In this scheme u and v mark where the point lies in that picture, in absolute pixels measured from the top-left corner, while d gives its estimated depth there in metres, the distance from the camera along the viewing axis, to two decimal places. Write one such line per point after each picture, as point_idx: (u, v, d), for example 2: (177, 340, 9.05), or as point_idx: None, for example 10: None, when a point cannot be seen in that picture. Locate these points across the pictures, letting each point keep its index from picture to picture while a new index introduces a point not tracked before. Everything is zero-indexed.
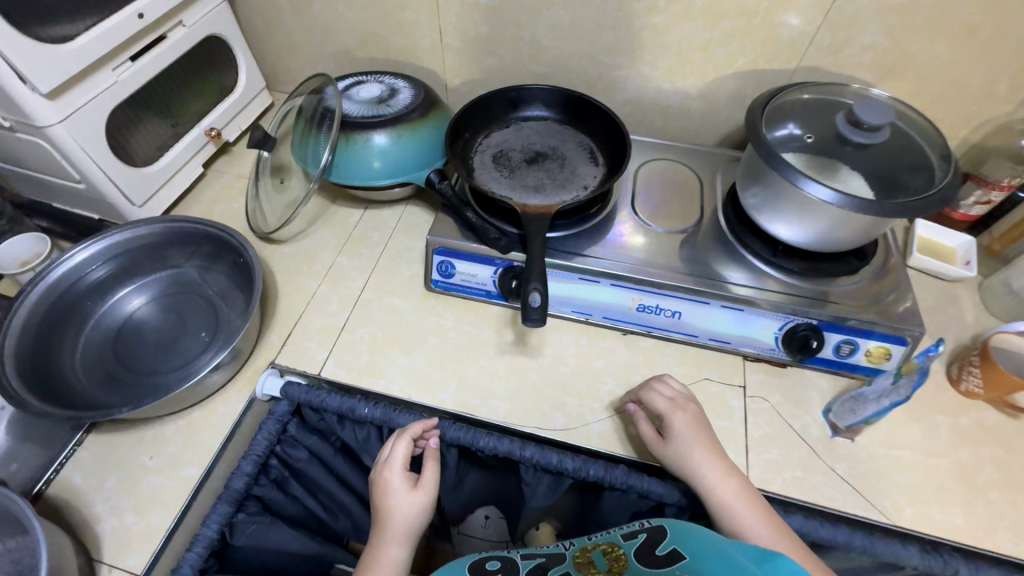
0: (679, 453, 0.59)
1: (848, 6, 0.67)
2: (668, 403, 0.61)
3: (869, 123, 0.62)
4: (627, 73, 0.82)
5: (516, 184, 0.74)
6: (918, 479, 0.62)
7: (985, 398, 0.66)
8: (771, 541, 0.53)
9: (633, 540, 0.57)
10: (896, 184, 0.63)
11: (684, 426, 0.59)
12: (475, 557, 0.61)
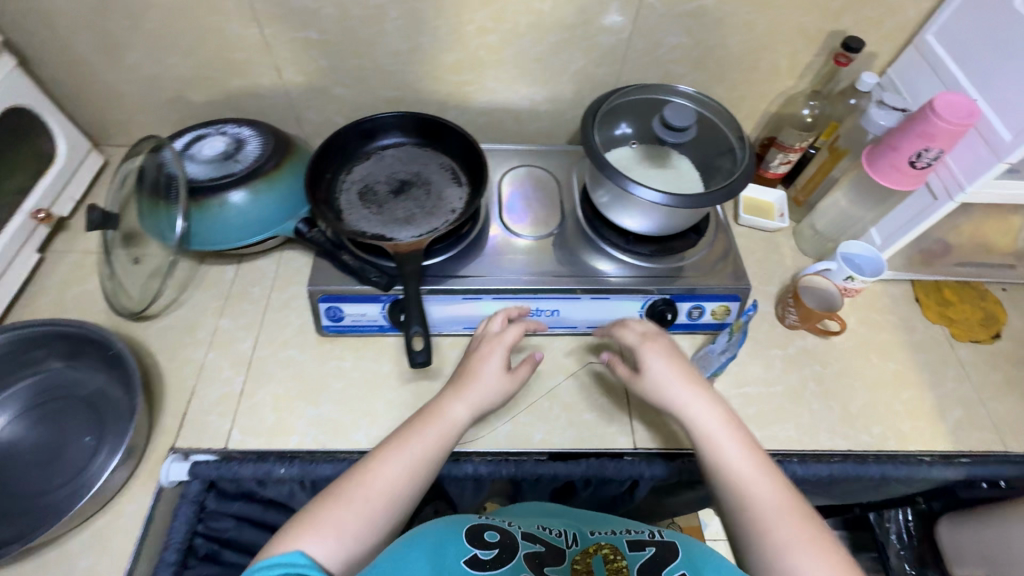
0: (654, 382, 0.67)
1: (651, 15, 0.75)
2: (636, 333, 0.71)
3: (677, 125, 0.71)
4: (475, 88, 0.86)
5: (387, 218, 0.76)
6: (763, 408, 0.76)
7: (805, 327, 0.82)
8: (757, 477, 0.60)
9: (637, 555, 0.62)
10: (711, 168, 0.76)
11: (657, 361, 0.67)
12: (473, 525, 0.61)
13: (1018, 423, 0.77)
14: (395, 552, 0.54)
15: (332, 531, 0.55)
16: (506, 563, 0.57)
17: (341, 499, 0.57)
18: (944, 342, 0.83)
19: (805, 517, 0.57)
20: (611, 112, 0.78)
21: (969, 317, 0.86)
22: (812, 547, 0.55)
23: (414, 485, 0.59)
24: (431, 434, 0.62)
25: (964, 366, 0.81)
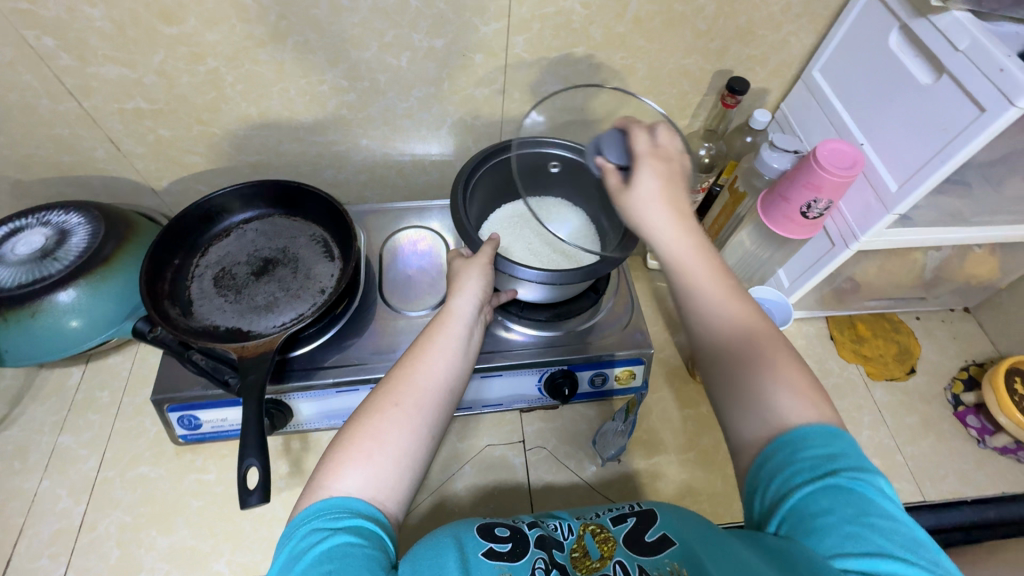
0: (639, 200, 0.51)
1: (521, 66, 0.69)
2: (664, 145, 0.55)
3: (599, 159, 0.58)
4: (346, 147, 0.78)
5: (245, 306, 0.67)
6: (673, 480, 0.71)
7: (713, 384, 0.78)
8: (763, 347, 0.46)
9: (621, 523, 0.52)
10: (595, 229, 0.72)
11: (651, 176, 0.52)
12: (481, 520, 0.52)
13: (934, 469, 0.74)
14: (426, 549, 0.47)
15: (373, 459, 0.48)
16: (524, 555, 0.48)
17: (384, 412, 0.51)
18: (859, 384, 0.80)
19: (774, 345, 0.46)
20: (491, 177, 0.71)
21: (884, 354, 0.83)
22: (795, 386, 0.44)
23: (442, 416, 0.53)
24: (448, 358, 0.56)
25: (879, 409, 0.78)
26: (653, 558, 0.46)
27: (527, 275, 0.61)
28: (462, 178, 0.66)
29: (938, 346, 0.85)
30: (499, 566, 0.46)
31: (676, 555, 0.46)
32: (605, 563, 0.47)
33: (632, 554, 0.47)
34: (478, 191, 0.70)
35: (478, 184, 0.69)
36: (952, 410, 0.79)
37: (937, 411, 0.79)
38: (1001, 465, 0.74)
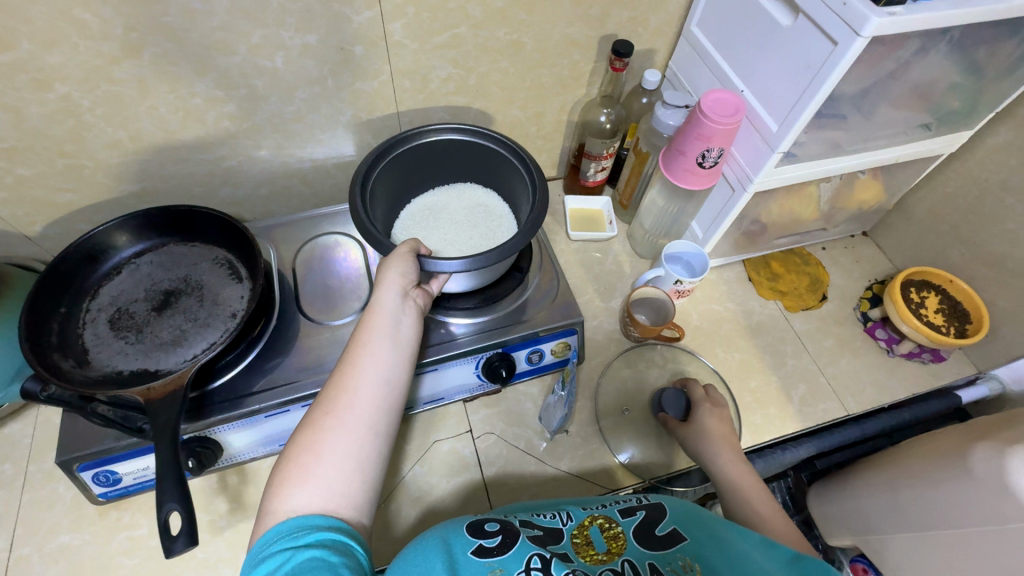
0: (698, 433, 0.67)
1: (405, 52, 0.67)
2: (715, 396, 0.71)
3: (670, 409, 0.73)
4: (238, 161, 0.74)
5: (150, 345, 0.62)
6: (620, 441, 0.73)
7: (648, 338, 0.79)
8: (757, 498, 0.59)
9: (628, 518, 0.56)
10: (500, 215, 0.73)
11: (710, 419, 0.67)
12: (471, 519, 0.53)
13: (854, 384, 0.79)
14: (413, 557, 0.48)
15: (318, 472, 0.47)
16: (514, 546, 0.49)
17: (320, 425, 0.49)
18: (779, 318, 0.85)
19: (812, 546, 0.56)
20: (392, 174, 0.69)
21: (798, 287, 0.88)
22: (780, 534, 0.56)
23: (386, 414, 0.52)
24: (380, 357, 0.54)
25: (799, 338, 0.83)
26: (663, 553, 0.52)
27: (442, 267, 0.59)
28: (359, 178, 0.63)
29: (844, 272, 0.91)
30: (489, 562, 0.47)
31: (687, 549, 0.53)
32: (612, 557, 0.52)
33: (643, 551, 0.53)
34: (381, 189, 0.68)
35: (380, 181, 0.66)
36: (863, 327, 0.85)
37: (850, 331, 0.85)
38: (910, 370, 0.81)
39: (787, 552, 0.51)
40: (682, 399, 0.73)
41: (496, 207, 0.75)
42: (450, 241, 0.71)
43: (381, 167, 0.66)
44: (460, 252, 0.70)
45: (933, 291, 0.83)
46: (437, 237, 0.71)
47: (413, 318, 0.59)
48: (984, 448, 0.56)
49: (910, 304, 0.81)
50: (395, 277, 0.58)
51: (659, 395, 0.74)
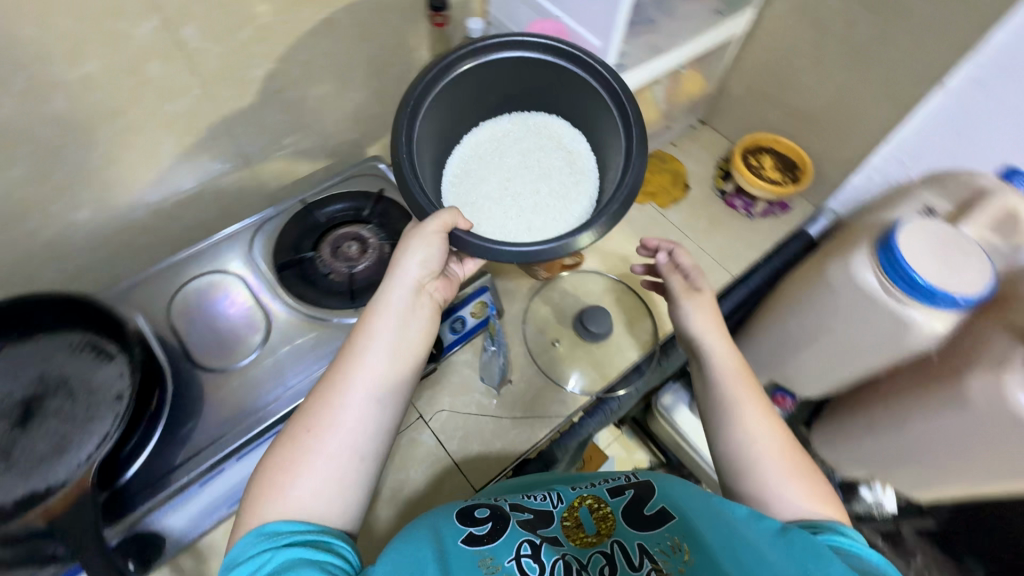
0: (681, 314, 0.62)
1: (211, 57, 0.60)
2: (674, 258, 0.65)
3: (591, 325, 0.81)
4: (57, 229, 0.64)
5: (28, 466, 0.54)
6: (561, 371, 0.78)
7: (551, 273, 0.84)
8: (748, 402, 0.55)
9: (619, 496, 0.57)
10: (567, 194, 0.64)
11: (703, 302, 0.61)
12: (461, 505, 0.55)
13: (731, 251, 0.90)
14: (405, 542, 0.48)
15: (296, 490, 0.44)
16: (506, 534, 0.51)
17: (300, 443, 0.47)
18: (656, 216, 0.93)
19: (792, 451, 0.53)
20: (444, 108, 0.60)
21: (663, 183, 0.97)
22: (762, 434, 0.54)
23: (375, 427, 0.49)
24: (380, 360, 0.51)
25: (678, 229, 0.93)
26: (654, 533, 0.51)
27: (490, 250, 0.49)
28: (399, 138, 0.53)
29: (695, 159, 1.02)
30: (481, 552, 0.48)
31: (676, 530, 0.51)
32: (602, 538, 0.52)
33: (635, 533, 0.52)
34: (431, 130, 0.59)
35: (429, 125, 0.58)
36: (723, 202, 0.96)
37: (715, 208, 0.95)
38: (768, 224, 0.94)
39: (774, 525, 0.47)
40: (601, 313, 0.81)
41: (581, 154, 0.65)
42: (503, 199, 0.65)
43: (427, 111, 0.57)
44: (513, 215, 0.63)
45: (764, 153, 0.95)
46: (486, 194, 0.65)
47: (421, 319, 0.54)
48: (831, 264, 0.66)
49: (751, 170, 0.93)
50: (413, 264, 0.53)
51: (582, 317, 0.81)
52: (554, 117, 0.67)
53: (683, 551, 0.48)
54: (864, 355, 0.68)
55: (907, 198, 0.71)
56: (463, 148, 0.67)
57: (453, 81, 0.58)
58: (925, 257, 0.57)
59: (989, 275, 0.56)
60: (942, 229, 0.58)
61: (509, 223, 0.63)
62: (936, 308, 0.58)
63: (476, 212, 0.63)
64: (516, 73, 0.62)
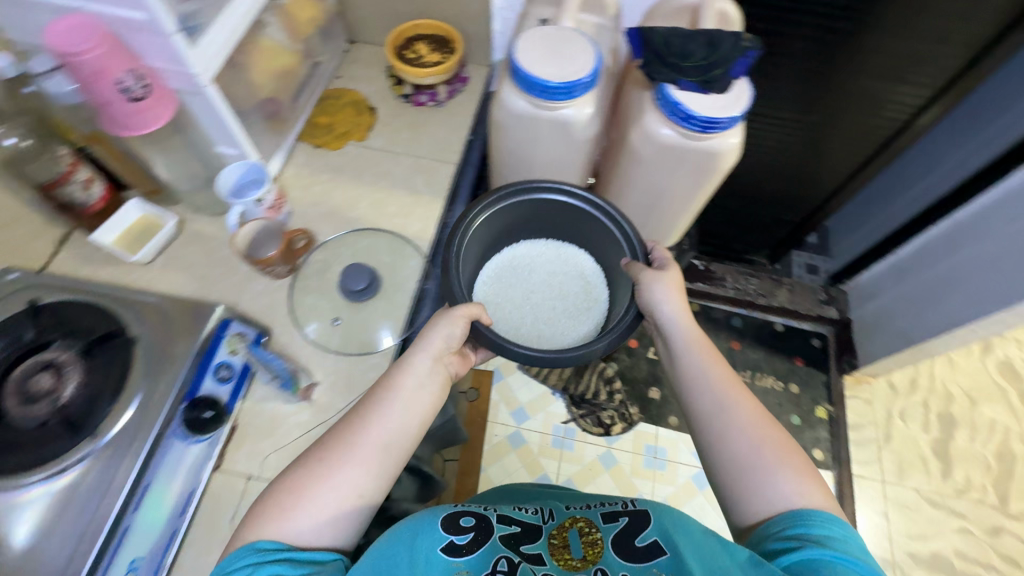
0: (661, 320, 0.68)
1: None
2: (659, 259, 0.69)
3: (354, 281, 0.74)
4: None
5: None
6: (359, 339, 0.74)
7: (291, 263, 0.77)
8: (719, 387, 0.66)
9: (611, 523, 0.65)
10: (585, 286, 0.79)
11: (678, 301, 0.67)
12: (449, 510, 0.61)
13: (443, 142, 0.91)
14: (386, 550, 0.56)
15: (296, 526, 0.53)
16: (484, 546, 0.59)
17: (316, 477, 0.55)
18: (363, 151, 0.90)
19: (775, 430, 0.63)
20: (481, 237, 0.72)
21: (349, 118, 0.92)
22: (744, 427, 0.62)
23: (378, 477, 0.57)
24: (394, 413, 0.59)
25: (388, 151, 0.90)
26: (642, 565, 0.59)
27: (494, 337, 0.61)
28: (450, 243, 0.66)
29: (366, 79, 0.97)
30: (457, 562, 0.56)
31: (664, 564, 0.58)
32: (585, 563, 0.61)
33: (620, 562, 0.61)
34: (483, 226, 0.71)
35: (482, 229, 0.69)
36: (413, 104, 0.95)
37: (408, 115, 0.94)
38: (462, 102, 0.95)
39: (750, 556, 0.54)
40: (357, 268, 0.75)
41: (593, 284, 0.78)
42: (515, 289, 0.78)
43: (490, 209, 0.69)
44: (535, 318, 0.77)
45: (417, 41, 0.94)
46: (510, 297, 0.77)
47: (434, 385, 0.62)
48: (491, 110, 0.67)
49: (414, 65, 0.93)
50: (424, 342, 0.61)
51: (341, 280, 0.75)
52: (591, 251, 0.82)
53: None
54: (567, 165, 0.73)
55: (525, 19, 0.75)
56: (501, 257, 0.79)
57: (478, 219, 0.68)
58: (542, 62, 0.61)
59: (593, 51, 0.63)
60: (545, 34, 0.63)
61: (536, 330, 0.76)
62: (577, 97, 0.63)
63: (496, 306, 0.76)
64: (556, 218, 0.75)
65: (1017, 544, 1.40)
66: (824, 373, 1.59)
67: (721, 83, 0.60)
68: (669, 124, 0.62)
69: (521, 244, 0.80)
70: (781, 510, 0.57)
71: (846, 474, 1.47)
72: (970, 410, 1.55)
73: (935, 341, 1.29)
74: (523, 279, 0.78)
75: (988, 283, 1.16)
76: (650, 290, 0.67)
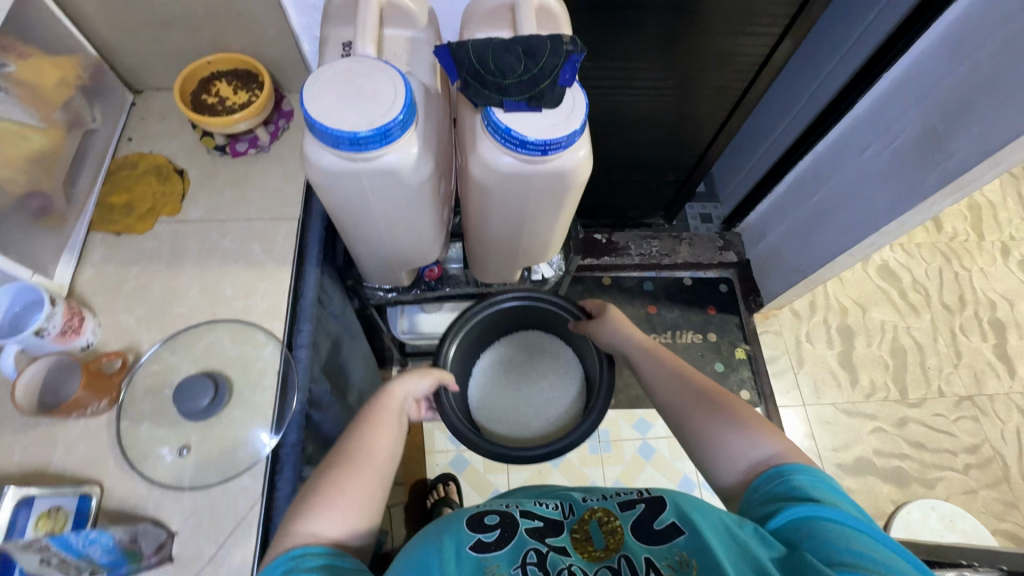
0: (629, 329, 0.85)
1: None
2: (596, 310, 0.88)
3: (195, 402, 0.62)
4: None
5: None
6: (218, 463, 0.62)
7: (106, 393, 0.62)
8: (668, 371, 0.78)
9: (628, 513, 0.66)
10: (523, 365, 1.02)
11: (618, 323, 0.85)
12: (474, 510, 0.66)
13: (277, 194, 0.78)
14: (420, 557, 0.58)
15: (326, 517, 0.56)
16: (512, 542, 0.61)
17: (378, 440, 0.66)
18: (180, 227, 0.75)
19: (724, 392, 0.72)
20: (462, 355, 0.94)
21: (151, 190, 0.76)
22: (701, 394, 0.72)
23: (385, 463, 0.64)
24: (395, 435, 0.67)
25: (211, 220, 0.76)
26: (663, 547, 0.60)
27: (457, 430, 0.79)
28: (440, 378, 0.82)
29: (166, 136, 0.81)
30: (486, 557, 0.59)
31: (683, 543, 0.58)
32: (608, 551, 0.62)
33: (642, 546, 0.61)
34: (459, 348, 0.90)
35: (454, 355, 0.88)
36: (231, 156, 0.80)
37: (227, 170, 0.79)
38: (290, 141, 0.81)
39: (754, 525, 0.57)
40: (195, 383, 0.62)
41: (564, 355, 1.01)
42: (540, 381, 1.01)
43: (457, 339, 0.87)
44: (483, 408, 0.98)
45: (216, 78, 0.78)
46: (509, 390, 1.02)
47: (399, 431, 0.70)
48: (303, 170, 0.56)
49: (215, 109, 0.77)
50: (398, 389, 0.74)
51: (178, 399, 0.62)
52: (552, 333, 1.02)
53: (691, 564, 0.56)
54: (412, 210, 0.63)
55: (325, 47, 0.63)
56: (486, 358, 1.03)
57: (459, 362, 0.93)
58: (339, 109, 0.51)
59: (402, 80, 0.53)
60: (343, 69, 0.53)
61: (507, 408, 1.00)
62: (396, 141, 0.53)
63: (489, 398, 1.00)
64: (489, 332, 0.99)
65: (923, 428, 1.54)
66: (736, 315, 1.65)
67: (550, 97, 0.53)
68: (507, 151, 0.55)
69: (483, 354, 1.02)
70: (763, 467, 0.63)
71: (772, 407, 1.54)
72: (863, 317, 1.68)
73: (823, 269, 1.34)
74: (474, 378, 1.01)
75: (858, 210, 1.20)
76: (598, 327, 0.85)
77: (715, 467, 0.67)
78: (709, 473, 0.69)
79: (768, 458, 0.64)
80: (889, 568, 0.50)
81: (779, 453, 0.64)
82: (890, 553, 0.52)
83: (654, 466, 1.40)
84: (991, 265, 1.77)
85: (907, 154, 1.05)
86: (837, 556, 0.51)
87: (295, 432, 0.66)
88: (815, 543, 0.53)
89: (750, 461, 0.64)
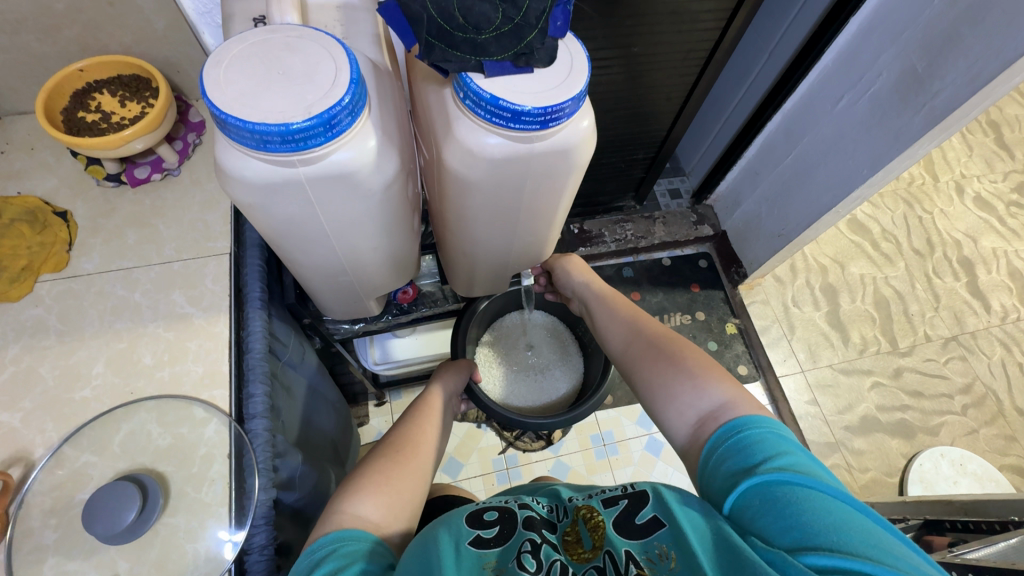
0: (580, 275, 0.77)
1: None
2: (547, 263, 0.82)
3: (111, 527, 0.45)
4: None
5: None
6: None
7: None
8: (620, 313, 0.70)
9: (611, 506, 0.53)
10: (532, 341, 0.93)
11: (581, 270, 0.78)
12: (467, 510, 0.54)
13: (192, 229, 0.61)
14: (420, 546, 0.48)
15: (364, 510, 0.52)
16: (512, 538, 0.51)
17: (416, 432, 0.65)
18: (65, 286, 0.58)
19: (672, 335, 0.64)
20: (472, 333, 0.87)
21: (24, 243, 0.58)
22: (651, 336, 0.65)
23: (427, 459, 0.63)
24: (437, 433, 0.68)
25: (111, 271, 0.59)
26: (641, 541, 0.49)
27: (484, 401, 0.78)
28: (456, 355, 0.81)
29: (37, 172, 0.63)
30: (486, 554, 0.49)
31: (666, 536, 0.48)
32: (595, 550, 0.50)
33: (622, 539, 0.49)
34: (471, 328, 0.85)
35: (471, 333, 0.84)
36: (130, 186, 0.63)
37: (127, 206, 0.62)
38: (201, 162, 0.65)
39: (727, 511, 0.48)
40: (113, 501, 0.46)
41: (568, 338, 0.95)
42: (549, 359, 0.93)
43: (473, 317, 0.82)
44: (497, 382, 0.91)
45: (95, 89, 0.61)
46: (521, 360, 0.92)
47: (439, 432, 0.70)
48: (223, 187, 0.41)
49: (98, 126, 0.59)
50: (437, 387, 0.74)
51: (87, 517, 0.46)
52: (551, 318, 0.96)
53: (671, 558, 0.46)
54: (379, 222, 0.49)
55: (230, 26, 0.48)
56: (495, 329, 0.93)
57: (472, 334, 0.87)
58: (260, 97, 0.36)
59: (342, 51, 0.39)
60: (256, 42, 0.38)
61: (523, 383, 0.91)
62: (345, 133, 0.39)
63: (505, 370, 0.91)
64: (496, 312, 0.91)
65: (917, 375, 1.44)
66: (721, 290, 1.52)
67: (542, 52, 0.41)
68: (494, 129, 0.42)
69: (490, 332, 0.93)
70: (719, 424, 0.52)
71: (773, 378, 1.40)
72: (843, 274, 1.55)
73: (808, 231, 1.20)
74: (489, 351, 0.92)
75: (838, 164, 1.07)
76: (563, 273, 0.79)
77: (666, 422, 0.57)
78: (663, 429, 0.59)
79: (716, 409, 0.54)
80: (861, 541, 0.41)
81: (729, 402, 0.53)
82: (855, 516, 0.43)
83: (667, 461, 1.20)
84: (949, 205, 1.68)
85: (889, 98, 0.93)
86: (802, 537, 0.42)
87: (264, 532, 0.52)
88: (774, 525, 0.43)
89: (699, 412, 0.55)
